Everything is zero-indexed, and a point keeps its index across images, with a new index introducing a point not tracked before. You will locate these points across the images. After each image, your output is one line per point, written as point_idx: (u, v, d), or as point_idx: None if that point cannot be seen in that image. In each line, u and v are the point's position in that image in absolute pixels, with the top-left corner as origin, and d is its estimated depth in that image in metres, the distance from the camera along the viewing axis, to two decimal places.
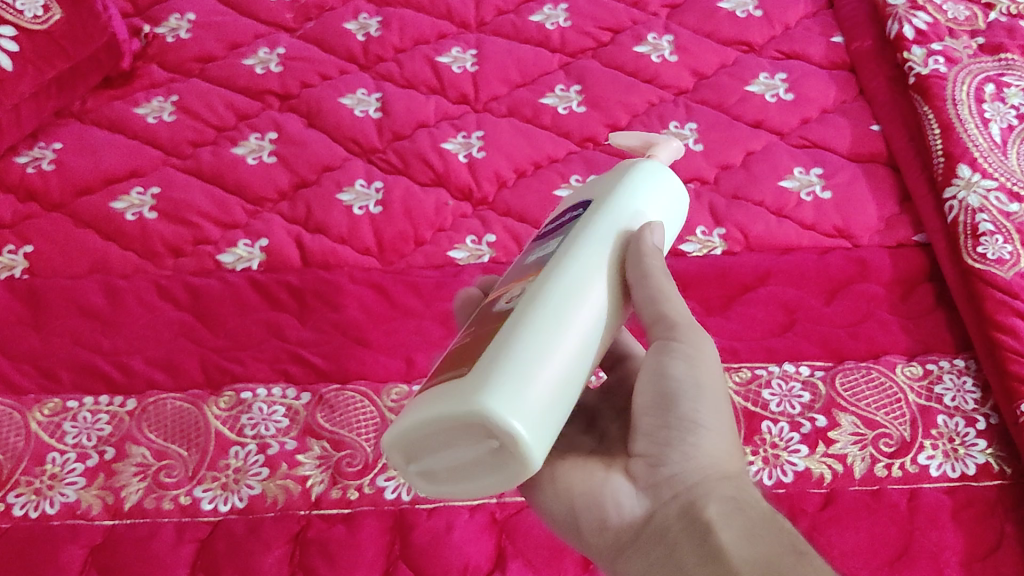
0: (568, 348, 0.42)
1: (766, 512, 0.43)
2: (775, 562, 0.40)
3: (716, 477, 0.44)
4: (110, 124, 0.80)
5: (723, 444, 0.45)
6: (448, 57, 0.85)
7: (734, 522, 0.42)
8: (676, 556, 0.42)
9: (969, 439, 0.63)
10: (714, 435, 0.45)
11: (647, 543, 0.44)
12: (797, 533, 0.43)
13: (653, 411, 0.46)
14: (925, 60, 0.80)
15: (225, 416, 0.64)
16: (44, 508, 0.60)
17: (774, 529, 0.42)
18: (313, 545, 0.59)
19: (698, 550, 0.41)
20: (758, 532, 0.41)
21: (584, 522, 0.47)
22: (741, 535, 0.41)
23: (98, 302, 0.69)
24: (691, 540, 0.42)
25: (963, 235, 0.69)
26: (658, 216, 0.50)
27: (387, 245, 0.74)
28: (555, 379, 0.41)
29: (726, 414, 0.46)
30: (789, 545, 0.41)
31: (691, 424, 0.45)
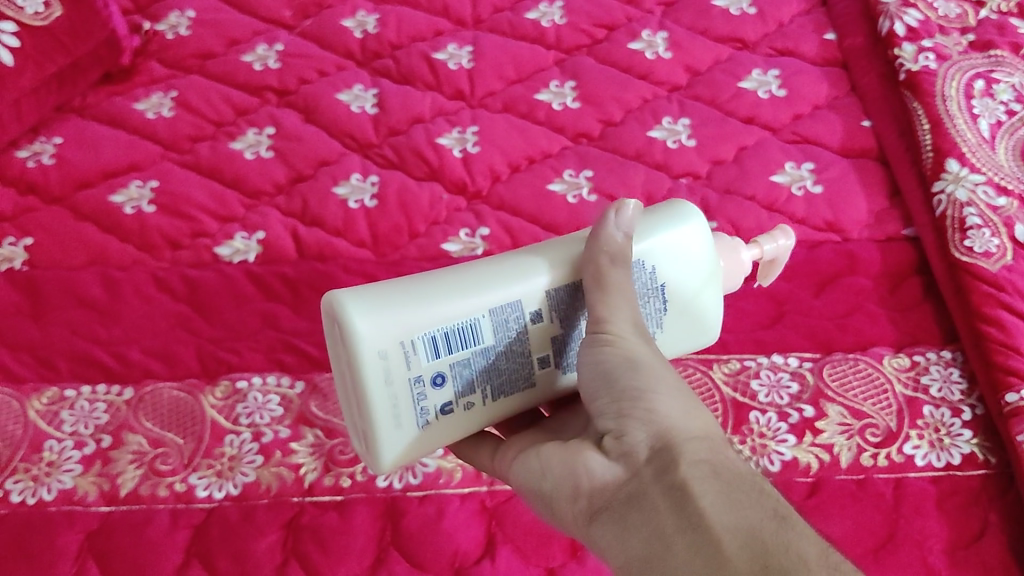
0: (444, 281, 0.48)
1: (744, 473, 0.41)
2: (753, 525, 0.38)
3: (682, 439, 0.43)
4: (109, 119, 0.81)
5: (685, 409, 0.44)
6: (444, 53, 0.86)
7: (710, 483, 0.40)
8: (653, 520, 0.40)
9: (954, 429, 0.64)
10: (672, 399, 0.44)
11: (622, 511, 0.42)
12: (781, 497, 0.41)
13: (606, 387, 0.46)
14: (916, 56, 0.81)
15: (221, 405, 0.65)
16: (42, 494, 0.61)
17: (754, 488, 0.40)
18: (306, 531, 0.60)
19: (676, 511, 0.40)
20: (734, 490, 0.39)
21: (562, 499, 0.46)
22: (718, 496, 0.39)
23: (96, 294, 0.70)
24: (667, 504, 0.40)
25: (951, 228, 0.70)
26: (661, 234, 0.52)
27: (382, 238, 0.75)
28: (416, 296, 0.47)
29: (679, 382, 0.46)
30: (770, 508, 0.39)
31: (641, 391, 0.45)
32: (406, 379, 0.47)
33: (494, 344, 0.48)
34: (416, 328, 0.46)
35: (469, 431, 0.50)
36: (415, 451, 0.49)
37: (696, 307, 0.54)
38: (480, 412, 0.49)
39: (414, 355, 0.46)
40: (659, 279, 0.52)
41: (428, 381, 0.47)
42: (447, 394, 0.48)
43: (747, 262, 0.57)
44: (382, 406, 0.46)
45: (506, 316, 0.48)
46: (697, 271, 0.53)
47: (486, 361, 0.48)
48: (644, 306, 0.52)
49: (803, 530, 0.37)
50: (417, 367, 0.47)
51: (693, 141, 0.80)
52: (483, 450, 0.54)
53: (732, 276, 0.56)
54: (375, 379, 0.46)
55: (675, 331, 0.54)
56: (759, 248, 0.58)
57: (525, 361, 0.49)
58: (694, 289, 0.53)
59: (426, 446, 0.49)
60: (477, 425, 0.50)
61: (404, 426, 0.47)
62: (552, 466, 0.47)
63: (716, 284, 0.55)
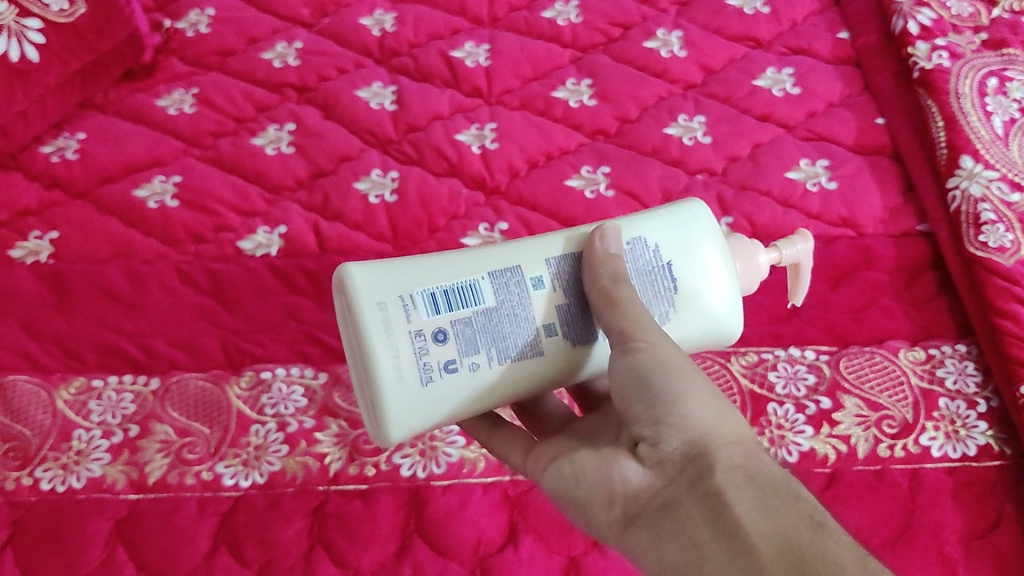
0: (441, 255, 0.50)
1: (780, 479, 0.42)
2: (790, 537, 0.38)
3: (718, 445, 0.43)
4: (132, 114, 0.82)
5: (719, 415, 0.45)
6: (462, 51, 0.87)
7: (745, 489, 0.41)
8: (688, 529, 0.41)
9: (970, 421, 0.65)
10: (704, 404, 0.45)
11: (657, 519, 0.43)
12: (817, 504, 0.41)
13: (637, 394, 0.46)
14: (929, 55, 0.82)
15: (246, 395, 0.66)
16: (71, 482, 0.62)
17: (789, 494, 0.41)
18: (331, 518, 0.61)
19: (709, 519, 0.40)
20: (770, 497, 0.40)
21: (596, 506, 0.46)
22: (753, 503, 0.40)
23: (121, 286, 0.71)
24: (704, 514, 0.41)
25: (966, 223, 0.71)
26: (659, 223, 0.53)
27: (402, 232, 0.76)
28: (415, 263, 0.49)
29: (709, 384, 0.46)
30: (806, 517, 0.39)
31: (675, 396, 0.45)
32: (407, 333, 0.47)
33: (496, 306, 0.49)
34: (414, 285, 0.48)
35: (477, 399, 0.49)
36: (422, 414, 0.48)
37: (709, 290, 0.53)
38: (488, 378, 0.49)
39: (413, 309, 0.47)
40: (663, 258, 0.52)
41: (430, 336, 0.47)
42: (450, 351, 0.48)
43: (762, 266, 0.57)
44: (383, 357, 0.47)
45: (505, 280, 0.49)
46: (703, 255, 0.53)
47: (489, 321, 0.48)
48: (654, 283, 0.52)
49: (838, 538, 0.38)
50: (417, 321, 0.47)
51: (709, 138, 0.81)
52: (516, 454, 0.56)
53: (747, 275, 0.56)
54: (374, 327, 0.47)
55: (690, 313, 0.53)
56: (777, 253, 0.58)
57: (531, 326, 0.49)
58: (705, 271, 0.53)
59: (434, 412, 0.49)
60: (486, 395, 0.50)
61: (407, 380, 0.47)
62: (587, 473, 0.48)
63: (729, 272, 0.54)
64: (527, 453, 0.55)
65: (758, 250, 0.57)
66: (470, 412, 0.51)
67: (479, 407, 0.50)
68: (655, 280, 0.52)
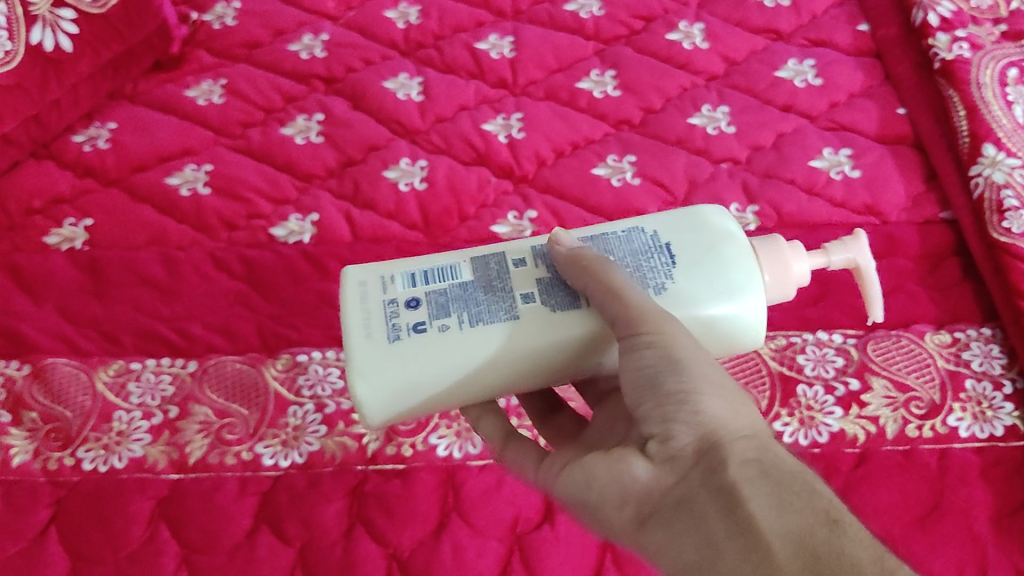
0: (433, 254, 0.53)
1: (794, 471, 0.41)
2: (806, 535, 0.38)
3: (731, 440, 0.42)
4: (162, 105, 0.83)
5: (731, 409, 0.43)
6: (486, 43, 0.88)
7: (760, 486, 0.40)
8: (703, 527, 0.40)
9: (997, 402, 0.66)
10: (716, 397, 0.43)
11: (670, 516, 0.42)
12: (832, 494, 0.40)
13: (647, 390, 0.45)
14: (950, 46, 0.83)
15: (283, 377, 0.67)
16: (113, 462, 0.63)
17: (804, 488, 0.40)
18: (370, 497, 0.62)
19: (723, 517, 0.40)
20: (786, 494, 0.39)
21: (607, 505, 0.45)
22: (768, 500, 0.39)
23: (156, 272, 0.72)
24: (720, 514, 0.40)
25: (989, 210, 0.72)
26: (666, 215, 0.52)
27: (433, 220, 0.77)
28: (405, 258, 0.52)
29: (721, 374, 0.45)
30: (821, 514, 0.38)
31: (685, 394, 0.43)
32: (382, 301, 0.50)
33: (474, 281, 0.50)
34: (396, 268, 0.51)
35: (455, 368, 0.48)
36: (392, 373, 0.48)
37: (718, 270, 0.49)
38: (462, 342, 0.48)
39: (391, 283, 0.50)
40: (658, 239, 0.50)
41: (402, 303, 0.49)
42: (421, 315, 0.49)
43: (803, 271, 0.52)
44: (353, 317, 0.49)
45: (485, 260, 0.51)
46: (706, 239, 0.50)
47: (465, 292, 0.49)
48: (648, 260, 0.50)
49: (855, 534, 0.38)
50: (393, 292, 0.50)
51: (733, 128, 0.82)
52: (529, 466, 0.53)
53: (777, 271, 0.51)
54: (352, 297, 0.50)
55: (696, 288, 0.49)
56: (825, 257, 0.53)
57: (506, 296, 0.49)
58: (714, 253, 0.50)
59: (406, 377, 0.48)
60: (464, 362, 0.48)
61: (375, 338, 0.48)
62: (595, 474, 0.46)
63: (747, 257, 0.50)
64: (538, 462, 0.52)
65: (799, 253, 0.52)
66: (456, 387, 0.49)
67: (461, 377, 0.49)
68: (650, 258, 0.50)
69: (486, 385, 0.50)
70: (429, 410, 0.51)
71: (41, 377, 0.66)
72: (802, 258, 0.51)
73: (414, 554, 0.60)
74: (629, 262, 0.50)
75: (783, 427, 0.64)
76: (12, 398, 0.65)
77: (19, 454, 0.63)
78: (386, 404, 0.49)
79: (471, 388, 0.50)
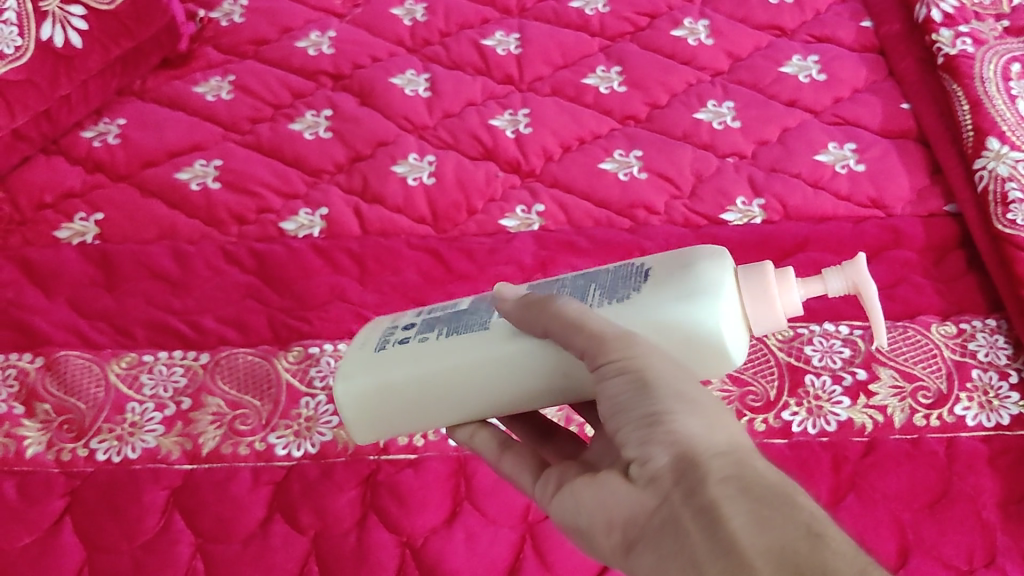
0: None
1: (775, 485, 0.38)
2: (786, 551, 0.35)
3: (707, 456, 0.39)
4: (170, 101, 0.84)
5: (707, 427, 0.41)
6: (492, 40, 0.89)
7: (739, 502, 0.37)
8: (687, 548, 0.37)
9: (1003, 392, 0.66)
10: (690, 414, 0.41)
11: (656, 539, 0.39)
12: (819, 508, 0.37)
13: (621, 415, 0.42)
14: (953, 41, 0.84)
15: (295, 369, 0.67)
16: (127, 453, 0.63)
17: (785, 500, 0.37)
18: (383, 486, 0.63)
19: (704, 536, 0.37)
20: (764, 510, 0.36)
21: (597, 533, 0.43)
22: (746, 515, 0.36)
23: (167, 265, 0.73)
24: (701, 533, 0.37)
25: (993, 203, 0.73)
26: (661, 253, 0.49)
27: (441, 214, 0.77)
28: None
29: (699, 393, 0.42)
30: (801, 528, 0.35)
31: (658, 415, 0.41)
32: (388, 328, 0.53)
33: (466, 309, 0.51)
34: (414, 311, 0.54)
35: (422, 375, 0.49)
36: (362, 381, 0.50)
37: (683, 280, 0.46)
38: (426, 355, 0.49)
39: (403, 316, 0.53)
40: (638, 269, 0.48)
41: (401, 327, 0.52)
42: (409, 332, 0.51)
43: (795, 305, 0.47)
44: (361, 339, 0.53)
45: (486, 297, 0.52)
46: (681, 263, 0.47)
47: (453, 316, 0.51)
48: (622, 288, 0.47)
49: (839, 547, 0.35)
50: (400, 322, 0.53)
51: (738, 122, 0.83)
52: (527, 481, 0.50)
53: (758, 302, 0.46)
54: (367, 329, 0.54)
55: (658, 297, 0.46)
56: (819, 282, 0.47)
57: (485, 314, 0.49)
58: (685, 266, 0.47)
59: (380, 380, 0.50)
60: (424, 373, 0.48)
61: (367, 350, 0.51)
62: (585, 502, 0.44)
63: (722, 269, 0.46)
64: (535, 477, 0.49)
65: (788, 291, 0.46)
66: (423, 400, 0.49)
67: (423, 390, 0.49)
68: (625, 280, 0.48)
69: (455, 402, 0.49)
70: (418, 427, 0.51)
71: (53, 369, 0.66)
72: (784, 280, 0.46)
73: (427, 542, 0.61)
74: (605, 290, 0.48)
75: (792, 417, 0.65)
76: (24, 390, 0.65)
77: (33, 445, 0.63)
78: (361, 414, 0.50)
79: (443, 404, 0.49)
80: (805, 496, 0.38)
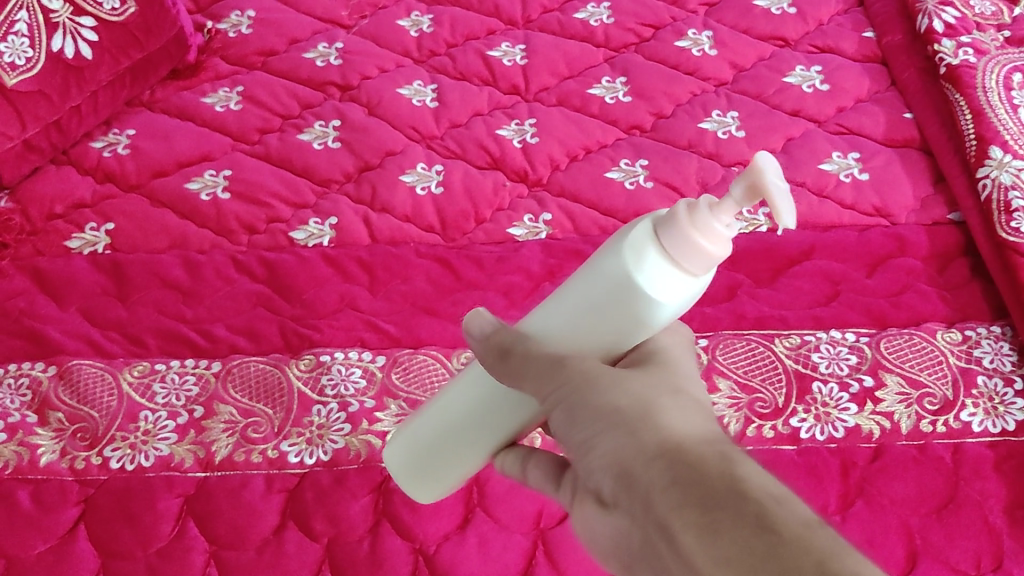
0: None
1: (710, 475, 0.35)
2: (734, 548, 0.32)
3: (647, 464, 0.37)
4: (179, 112, 0.84)
5: (639, 436, 0.38)
6: (499, 51, 0.89)
7: (681, 506, 0.35)
8: (664, 565, 0.36)
9: (1008, 398, 0.67)
10: (629, 430, 0.39)
11: (642, 560, 0.38)
12: (769, 490, 0.34)
13: (583, 449, 0.40)
14: (956, 51, 0.85)
15: (307, 377, 0.68)
16: (140, 461, 0.63)
17: (727, 490, 0.34)
18: (395, 493, 0.63)
19: (669, 550, 0.35)
20: (701, 512, 0.34)
21: (602, 561, 0.41)
22: (687, 523, 0.34)
23: (179, 275, 0.73)
24: (665, 549, 0.35)
25: (997, 211, 0.74)
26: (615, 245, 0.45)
27: (449, 223, 0.78)
28: None
29: (639, 403, 0.40)
30: (743, 519, 0.33)
31: (607, 442, 0.39)
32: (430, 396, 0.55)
33: None
34: None
35: (433, 429, 0.50)
36: (397, 452, 0.52)
37: (607, 258, 0.42)
38: (429, 411, 0.50)
39: None
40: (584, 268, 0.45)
41: None
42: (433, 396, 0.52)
43: (723, 238, 0.40)
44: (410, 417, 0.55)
45: None
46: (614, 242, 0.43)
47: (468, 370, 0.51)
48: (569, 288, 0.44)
49: (786, 529, 0.32)
50: None
51: (743, 132, 0.84)
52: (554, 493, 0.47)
53: (682, 247, 0.40)
54: None
55: (588, 285, 0.43)
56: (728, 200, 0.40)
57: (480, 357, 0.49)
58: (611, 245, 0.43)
59: (409, 445, 0.51)
60: (429, 429, 0.50)
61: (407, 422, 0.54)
62: (584, 533, 0.42)
63: (648, 234, 0.41)
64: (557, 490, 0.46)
65: (698, 209, 0.40)
66: (440, 458, 0.50)
67: (434, 446, 0.50)
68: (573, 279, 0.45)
69: (461, 453, 0.49)
70: (460, 479, 0.52)
71: (66, 378, 0.67)
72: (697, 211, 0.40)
73: (440, 548, 0.62)
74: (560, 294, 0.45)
75: (800, 423, 0.65)
76: (37, 399, 0.66)
77: (46, 453, 0.63)
78: (407, 482, 0.53)
79: (454, 459, 0.50)
80: (755, 475, 0.36)
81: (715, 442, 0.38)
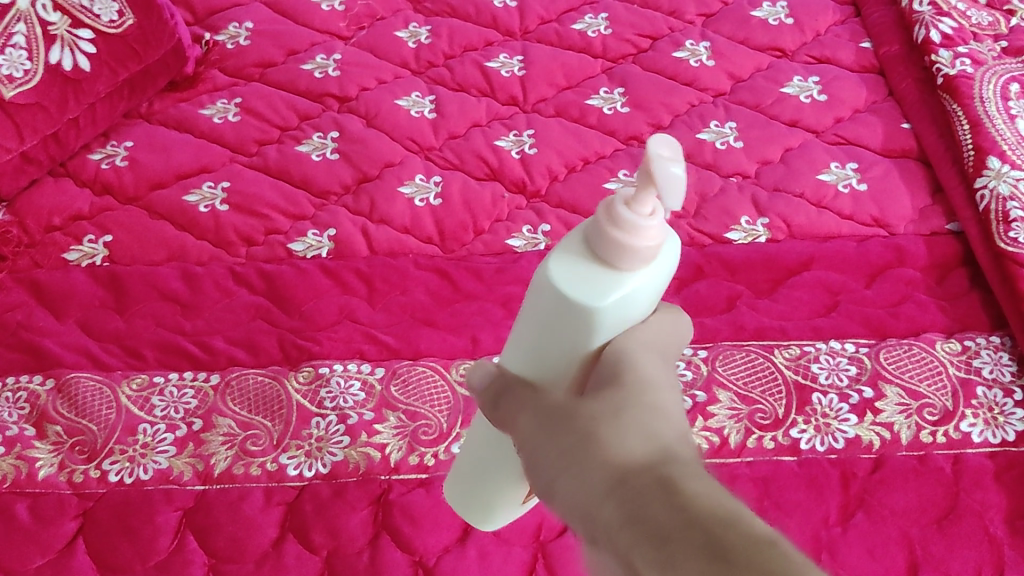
0: None
1: (655, 506, 0.33)
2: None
3: (603, 505, 0.36)
4: (177, 123, 0.84)
5: (589, 473, 0.37)
6: (496, 62, 0.90)
7: (635, 545, 0.33)
8: None
9: (1008, 408, 0.67)
10: (587, 473, 0.37)
11: None
12: (719, 509, 0.32)
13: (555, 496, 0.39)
14: (952, 62, 0.85)
15: (306, 390, 0.68)
16: (139, 474, 0.63)
17: (675, 520, 0.32)
18: (395, 506, 0.63)
19: None
20: (649, 545, 0.32)
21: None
22: (643, 560, 0.32)
23: (178, 288, 0.73)
24: None
25: (995, 222, 0.74)
26: None
27: (448, 234, 0.78)
28: None
29: (597, 439, 0.38)
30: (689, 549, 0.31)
31: (570, 486, 0.38)
32: None
33: None
34: None
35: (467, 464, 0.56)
36: (454, 486, 0.59)
37: (541, 280, 0.41)
38: (462, 451, 0.57)
39: None
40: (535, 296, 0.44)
41: None
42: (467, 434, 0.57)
43: (650, 229, 0.38)
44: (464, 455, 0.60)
45: None
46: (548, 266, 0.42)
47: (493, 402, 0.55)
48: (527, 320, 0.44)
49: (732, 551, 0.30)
50: None
51: (741, 142, 0.84)
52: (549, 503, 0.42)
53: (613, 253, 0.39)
54: None
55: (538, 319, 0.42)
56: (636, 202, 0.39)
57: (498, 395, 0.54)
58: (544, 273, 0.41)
59: (461, 481, 0.58)
60: (466, 461, 0.56)
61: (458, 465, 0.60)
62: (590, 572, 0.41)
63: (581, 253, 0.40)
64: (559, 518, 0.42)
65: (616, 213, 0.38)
66: (478, 492, 0.57)
67: (476, 478, 0.56)
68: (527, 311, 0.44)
69: (490, 485, 0.55)
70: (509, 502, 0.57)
71: (64, 391, 0.66)
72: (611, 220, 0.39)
73: (440, 561, 0.62)
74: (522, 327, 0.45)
75: (800, 434, 0.65)
76: (35, 412, 0.65)
77: (44, 466, 0.63)
78: (471, 512, 0.59)
79: (488, 489, 0.56)
80: (708, 493, 0.33)
81: (672, 462, 0.36)
